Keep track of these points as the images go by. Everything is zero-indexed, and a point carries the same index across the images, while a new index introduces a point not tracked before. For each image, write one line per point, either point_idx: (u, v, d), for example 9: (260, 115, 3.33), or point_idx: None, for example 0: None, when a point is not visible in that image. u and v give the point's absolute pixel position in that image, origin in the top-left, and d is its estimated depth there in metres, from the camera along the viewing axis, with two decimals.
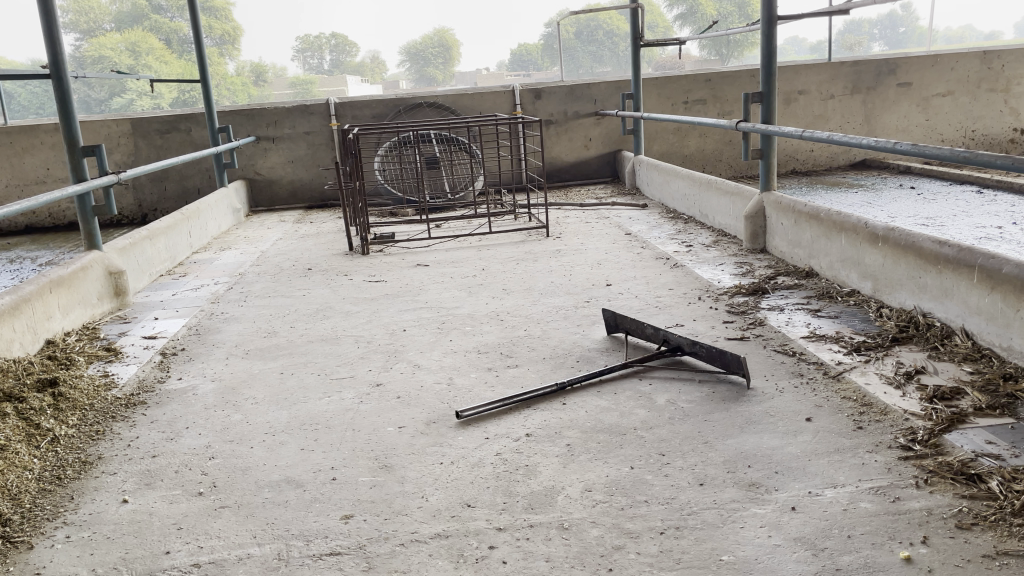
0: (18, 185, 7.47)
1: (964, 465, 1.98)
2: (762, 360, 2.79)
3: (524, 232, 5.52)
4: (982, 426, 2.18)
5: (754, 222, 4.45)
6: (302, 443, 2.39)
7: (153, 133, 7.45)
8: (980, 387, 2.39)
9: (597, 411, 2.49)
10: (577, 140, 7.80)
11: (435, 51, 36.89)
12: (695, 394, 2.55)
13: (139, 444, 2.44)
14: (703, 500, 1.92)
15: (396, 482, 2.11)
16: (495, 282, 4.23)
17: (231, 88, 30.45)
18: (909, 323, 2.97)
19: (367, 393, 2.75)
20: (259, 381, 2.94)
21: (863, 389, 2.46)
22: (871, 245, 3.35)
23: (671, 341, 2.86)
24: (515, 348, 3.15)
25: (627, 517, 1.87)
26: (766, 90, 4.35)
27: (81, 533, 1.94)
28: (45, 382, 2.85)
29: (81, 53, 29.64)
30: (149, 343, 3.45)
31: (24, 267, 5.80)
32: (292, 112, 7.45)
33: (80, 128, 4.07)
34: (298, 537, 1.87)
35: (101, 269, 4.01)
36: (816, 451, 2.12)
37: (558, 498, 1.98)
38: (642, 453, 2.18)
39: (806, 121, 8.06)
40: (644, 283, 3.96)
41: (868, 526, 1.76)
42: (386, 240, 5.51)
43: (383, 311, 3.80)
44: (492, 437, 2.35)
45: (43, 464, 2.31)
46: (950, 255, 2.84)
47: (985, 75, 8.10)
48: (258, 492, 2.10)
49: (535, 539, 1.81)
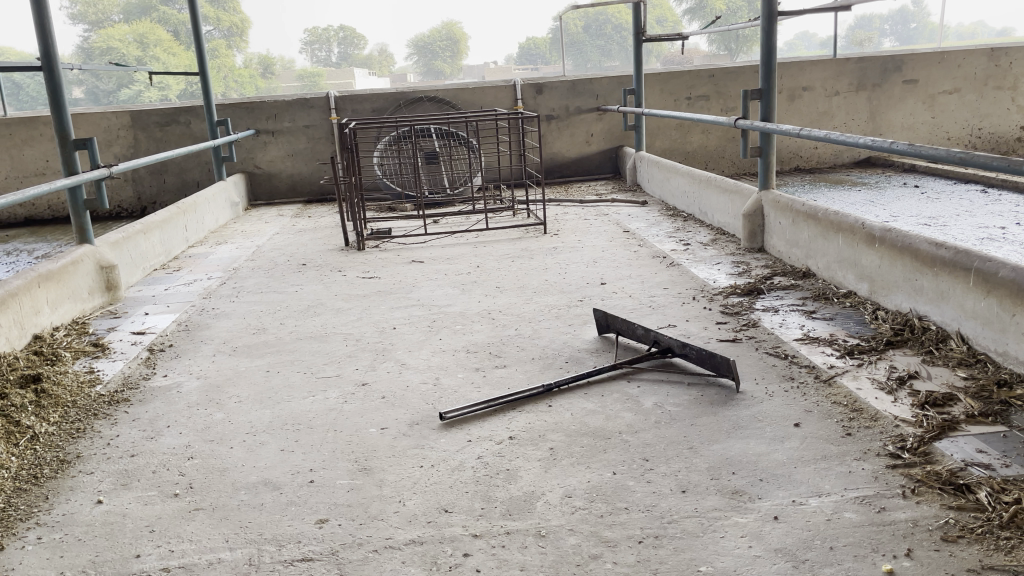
0: (18, 176, 7.47)
1: (953, 475, 1.93)
2: (753, 362, 2.75)
3: (522, 229, 5.47)
4: (974, 434, 2.13)
5: (752, 221, 4.39)
6: (282, 444, 2.35)
7: (152, 126, 7.42)
8: (974, 393, 2.34)
9: (583, 413, 2.45)
10: (579, 136, 7.74)
11: (443, 45, 36.73)
12: (683, 397, 2.51)
13: (119, 442, 2.41)
14: (685, 508, 1.88)
15: (374, 485, 2.07)
16: (490, 279, 4.20)
17: (238, 79, 30.50)
18: (904, 327, 2.91)
19: (352, 393, 2.72)
20: (245, 379, 2.91)
21: (854, 394, 2.41)
22: (868, 246, 3.30)
23: (661, 343, 2.81)
24: (504, 348, 3.11)
25: (606, 525, 1.83)
26: (766, 86, 4.29)
27: (52, 535, 1.91)
28: (28, 378, 2.82)
29: (90, 45, 29.64)
30: (137, 339, 3.43)
31: (20, 260, 5.79)
32: (292, 105, 7.41)
33: (72, 122, 4.05)
34: (270, 543, 1.83)
35: (93, 263, 3.99)
36: (803, 458, 2.07)
37: (537, 504, 1.94)
38: (626, 458, 2.14)
39: (811, 118, 7.97)
40: (639, 282, 3.92)
41: (851, 538, 1.72)
42: (382, 236, 5.46)
43: (374, 308, 3.77)
44: (475, 440, 2.31)
45: (20, 463, 2.29)
46: (946, 257, 2.79)
47: (993, 72, 8.00)
48: (234, 493, 2.07)
49: (511, 547, 1.77)
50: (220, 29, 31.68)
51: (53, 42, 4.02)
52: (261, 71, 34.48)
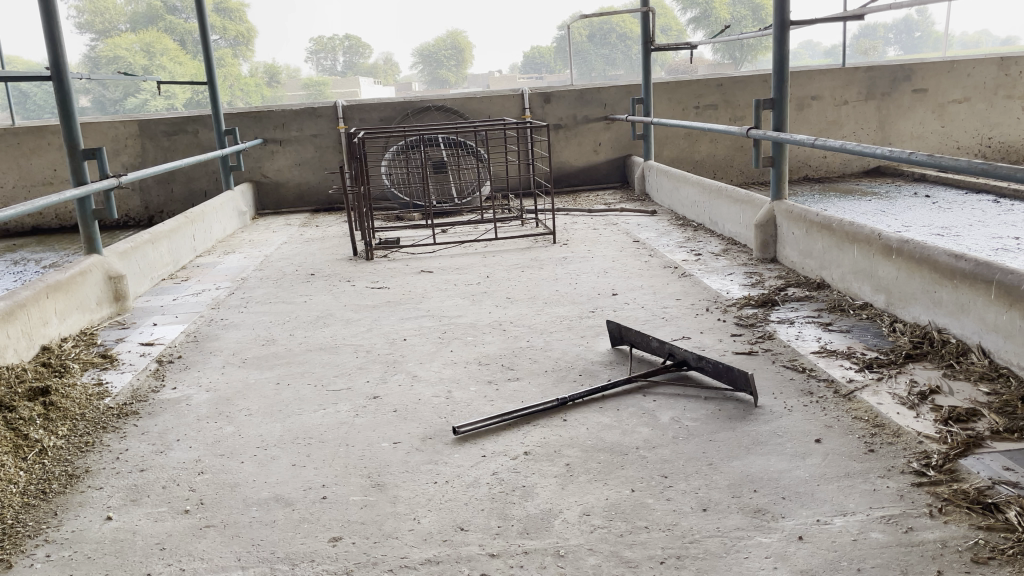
0: (25, 185, 7.47)
1: (981, 493, 1.88)
2: (770, 376, 2.71)
3: (531, 239, 5.43)
4: (1000, 451, 2.08)
5: (764, 232, 4.35)
6: (293, 459, 2.32)
7: (160, 135, 7.43)
8: (997, 410, 2.30)
9: (598, 428, 2.41)
10: (587, 145, 7.72)
11: (447, 54, 36.91)
12: (700, 412, 2.47)
13: (128, 457, 2.38)
14: (707, 527, 1.83)
15: (387, 502, 2.04)
16: (499, 290, 4.17)
17: (244, 88, 30.58)
18: (923, 339, 2.87)
19: (364, 406, 2.69)
20: (255, 391, 2.88)
21: (875, 409, 2.36)
22: (884, 257, 3.26)
23: (677, 356, 2.78)
24: (516, 360, 3.07)
25: (626, 545, 1.79)
26: (778, 96, 4.25)
27: (62, 552, 1.88)
28: (37, 391, 2.79)
29: (98, 54, 29.74)
30: (146, 351, 3.40)
31: (27, 270, 5.77)
32: (300, 115, 7.41)
33: (80, 131, 4.02)
34: (284, 561, 1.80)
35: (100, 273, 3.96)
36: (826, 475, 2.03)
37: (555, 522, 1.90)
38: (644, 475, 2.10)
39: (820, 127, 7.93)
40: (651, 292, 3.88)
41: (879, 559, 1.67)
42: (390, 245, 5.42)
43: (384, 320, 3.73)
44: (489, 455, 2.28)
45: (29, 477, 2.26)
46: (966, 270, 2.75)
47: (1003, 81, 7.97)
48: (245, 510, 2.03)
49: (529, 567, 1.73)
50: (227, 39, 31.81)
51: (61, 50, 3.99)
52: (267, 80, 34.51)
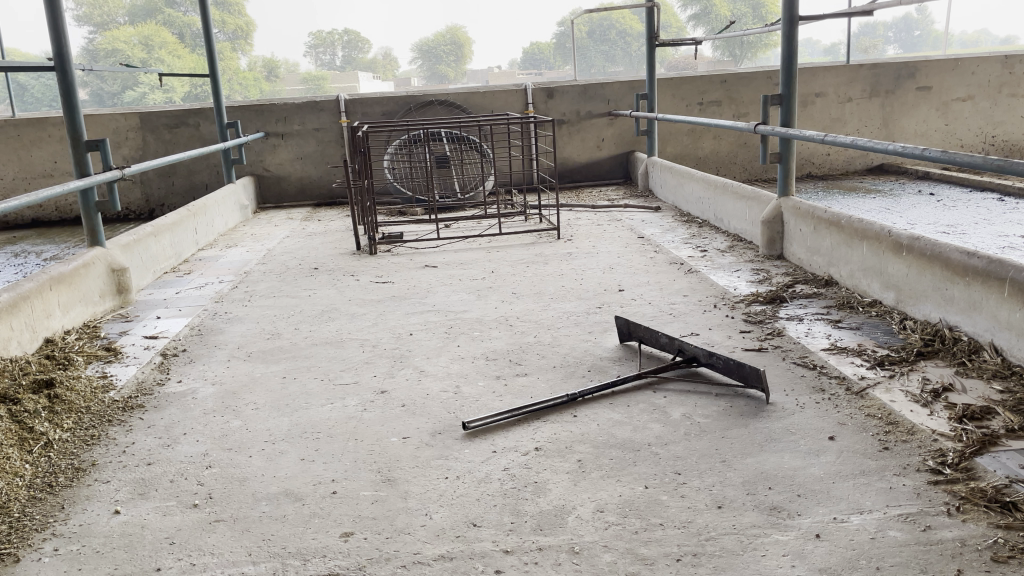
0: (26, 177, 7.43)
1: (998, 492, 1.87)
2: (782, 372, 2.69)
3: (535, 234, 5.42)
4: (1016, 449, 2.07)
5: (771, 228, 4.33)
6: (302, 453, 2.29)
7: (161, 128, 7.39)
8: (1011, 407, 2.28)
9: (609, 424, 2.39)
10: (590, 141, 7.69)
11: (447, 49, 36.59)
12: (712, 408, 2.45)
13: (134, 450, 2.36)
14: (723, 525, 1.82)
15: (398, 497, 2.02)
16: (504, 285, 4.15)
17: (242, 83, 30.37)
18: (934, 337, 2.85)
19: (371, 401, 2.66)
20: (261, 386, 2.85)
21: (889, 407, 2.35)
22: (895, 254, 3.24)
23: (687, 352, 2.76)
24: (524, 355, 3.06)
25: (641, 542, 1.77)
26: (787, 91, 4.22)
27: (70, 546, 1.86)
28: (41, 383, 2.77)
29: (95, 47, 29.56)
30: (150, 344, 3.37)
31: (28, 262, 5.74)
32: (302, 108, 7.38)
33: (84, 122, 3.98)
34: (295, 557, 1.78)
35: (103, 266, 3.93)
36: (841, 473, 2.02)
37: (568, 519, 1.88)
38: (657, 471, 2.08)
39: (823, 124, 7.91)
40: (657, 289, 3.86)
41: (897, 558, 1.66)
42: (393, 240, 5.40)
43: (389, 314, 3.71)
44: (499, 451, 2.26)
45: (35, 471, 2.23)
46: (979, 266, 2.72)
47: (1007, 79, 7.95)
48: (255, 505, 2.01)
49: (544, 564, 1.71)
50: (225, 32, 31.60)
51: (65, 41, 3.96)
52: (266, 73, 34.37)
